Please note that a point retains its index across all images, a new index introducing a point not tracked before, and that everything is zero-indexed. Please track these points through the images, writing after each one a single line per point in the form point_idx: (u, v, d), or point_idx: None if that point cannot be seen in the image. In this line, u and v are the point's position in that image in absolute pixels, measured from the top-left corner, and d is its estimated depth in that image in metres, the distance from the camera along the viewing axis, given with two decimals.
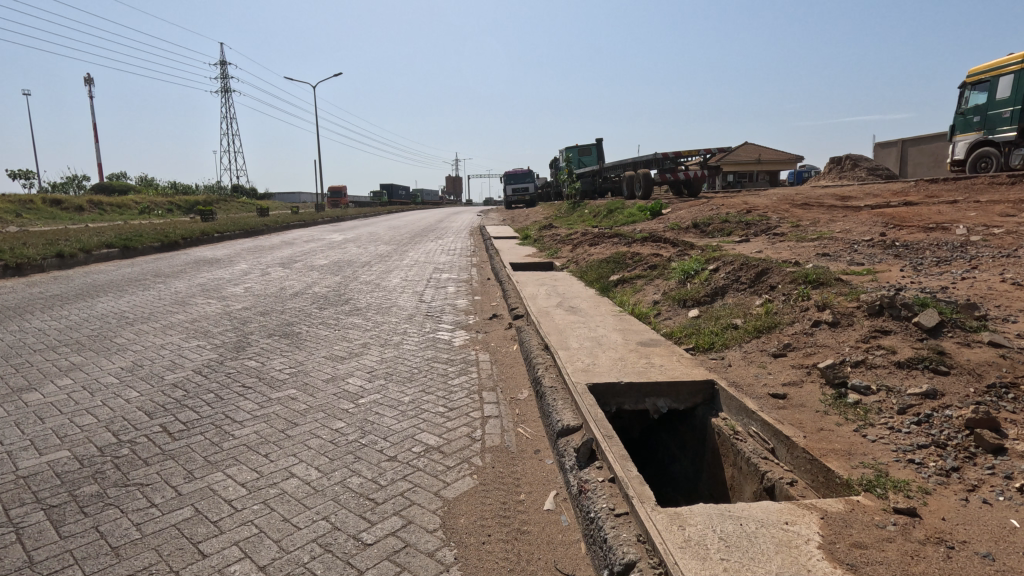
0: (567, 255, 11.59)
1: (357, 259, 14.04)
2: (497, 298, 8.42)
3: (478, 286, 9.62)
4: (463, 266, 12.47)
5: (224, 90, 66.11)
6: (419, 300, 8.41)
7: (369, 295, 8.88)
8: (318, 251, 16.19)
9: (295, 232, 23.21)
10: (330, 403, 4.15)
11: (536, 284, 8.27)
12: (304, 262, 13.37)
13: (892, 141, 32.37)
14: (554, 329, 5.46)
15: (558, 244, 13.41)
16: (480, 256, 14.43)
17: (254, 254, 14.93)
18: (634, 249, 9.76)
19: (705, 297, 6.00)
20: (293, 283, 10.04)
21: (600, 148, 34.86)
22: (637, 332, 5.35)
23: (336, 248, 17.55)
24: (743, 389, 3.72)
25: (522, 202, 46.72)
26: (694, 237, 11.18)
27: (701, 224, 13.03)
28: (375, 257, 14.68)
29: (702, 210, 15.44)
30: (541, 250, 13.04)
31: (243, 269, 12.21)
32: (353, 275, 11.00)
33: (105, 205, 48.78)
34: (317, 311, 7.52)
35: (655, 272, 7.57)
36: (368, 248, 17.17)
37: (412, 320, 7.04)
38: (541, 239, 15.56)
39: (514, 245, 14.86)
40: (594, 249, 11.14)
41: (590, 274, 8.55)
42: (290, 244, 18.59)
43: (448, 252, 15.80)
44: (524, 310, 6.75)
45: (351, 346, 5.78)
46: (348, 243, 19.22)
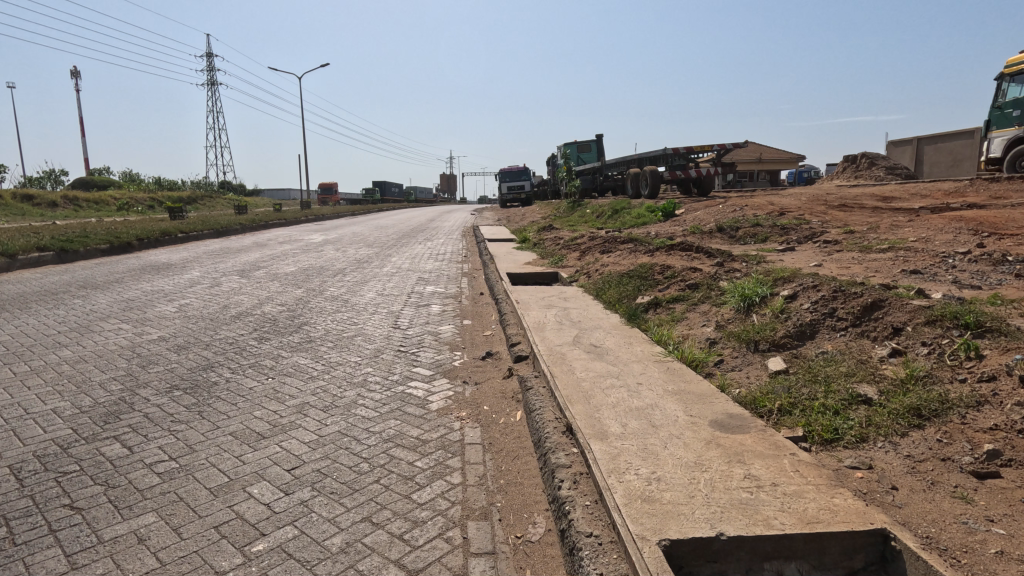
0: (575, 265, 9.82)
1: (330, 266, 12.23)
2: (492, 322, 6.64)
3: (469, 304, 7.84)
4: (452, 276, 10.68)
5: (211, 84, 64.40)
6: (393, 326, 6.62)
7: (330, 317, 7.07)
8: (289, 256, 14.37)
9: (271, 232, 21.31)
10: (196, 558, 2.35)
11: (542, 307, 6.50)
12: (267, 269, 11.54)
13: (908, 140, 30.78)
14: (576, 390, 3.70)
15: (563, 249, 11.62)
16: (472, 263, 12.61)
17: (213, 260, 13.12)
18: (660, 259, 7.99)
19: (787, 338, 4.24)
20: (243, 299, 8.21)
21: (601, 145, 33.03)
22: (703, 398, 3.59)
23: (311, 251, 15.66)
24: (962, 560, 1.97)
25: (518, 201, 45.01)
26: (724, 245, 9.47)
27: (729, 229, 11.27)
28: (352, 263, 12.82)
29: (724, 211, 13.68)
30: (543, 258, 11.27)
31: (190, 278, 10.34)
32: (319, 288, 9.18)
33: (81, 200, 46.74)
34: (253, 344, 5.69)
35: (698, 294, 5.81)
36: (346, 252, 15.36)
37: (378, 360, 5.24)
38: (542, 242, 13.81)
39: (512, 251, 13.05)
40: (607, 257, 9.38)
41: (609, 292, 6.80)
42: (260, 247, 16.71)
43: (436, 257, 13.98)
44: (529, 349, 4.99)
45: (279, 413, 3.91)
46: (327, 245, 17.43)
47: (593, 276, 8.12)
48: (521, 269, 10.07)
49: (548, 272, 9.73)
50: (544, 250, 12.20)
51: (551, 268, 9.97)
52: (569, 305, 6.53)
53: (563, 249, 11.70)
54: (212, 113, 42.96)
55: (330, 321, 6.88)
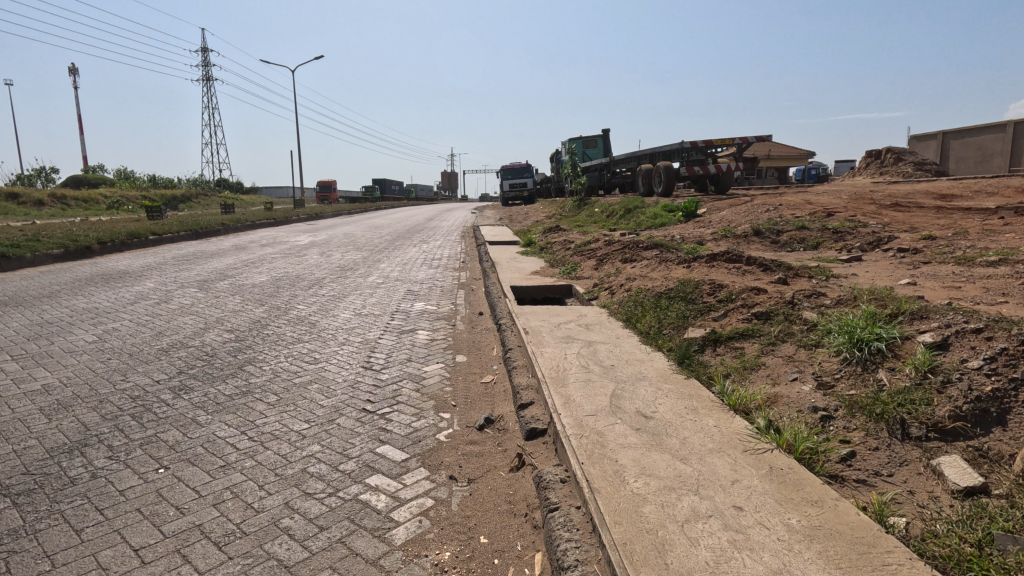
0: (593, 276, 8.29)
1: (308, 275, 10.69)
2: (493, 359, 5.11)
3: (465, 330, 6.30)
4: (447, 288, 9.15)
5: (206, 80, 63.20)
6: (365, 365, 5.08)
7: (286, 351, 5.52)
8: (265, 261, 12.86)
9: (255, 234, 19.78)
10: None
11: (559, 341, 4.97)
12: (233, 279, 10.02)
13: (931, 133, 29.15)
14: (640, 533, 2.17)
15: (576, 255, 10.06)
16: (470, 271, 11.06)
17: (177, 267, 11.64)
18: (702, 272, 6.45)
19: (959, 419, 2.71)
20: (187, 322, 6.69)
21: (608, 141, 31.42)
22: (864, 548, 2.06)
23: (293, 256, 14.12)
24: None
25: (520, 199, 43.54)
26: (771, 252, 7.93)
27: (769, 233, 9.71)
28: (334, 271, 11.27)
29: (757, 212, 12.10)
30: (552, 266, 9.73)
31: (139, 292, 8.82)
32: (286, 306, 7.65)
33: (68, 198, 45.32)
34: (164, 400, 4.12)
35: (774, 330, 4.28)
36: (331, 256, 13.84)
37: (332, 430, 3.68)
38: (549, 246, 12.28)
39: (516, 257, 11.50)
40: (632, 267, 7.83)
41: (645, 321, 5.26)
42: (238, 250, 15.18)
43: (431, 264, 12.42)
44: (548, 417, 3.46)
45: (138, 559, 2.35)
46: (311, 248, 15.92)
47: (619, 294, 6.58)
48: (528, 281, 8.54)
49: (561, 285, 8.19)
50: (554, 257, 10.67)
51: (563, 281, 8.43)
52: (595, 339, 4.99)
53: (576, 254, 10.15)
54: (207, 109, 42.16)
55: (284, 357, 5.31)
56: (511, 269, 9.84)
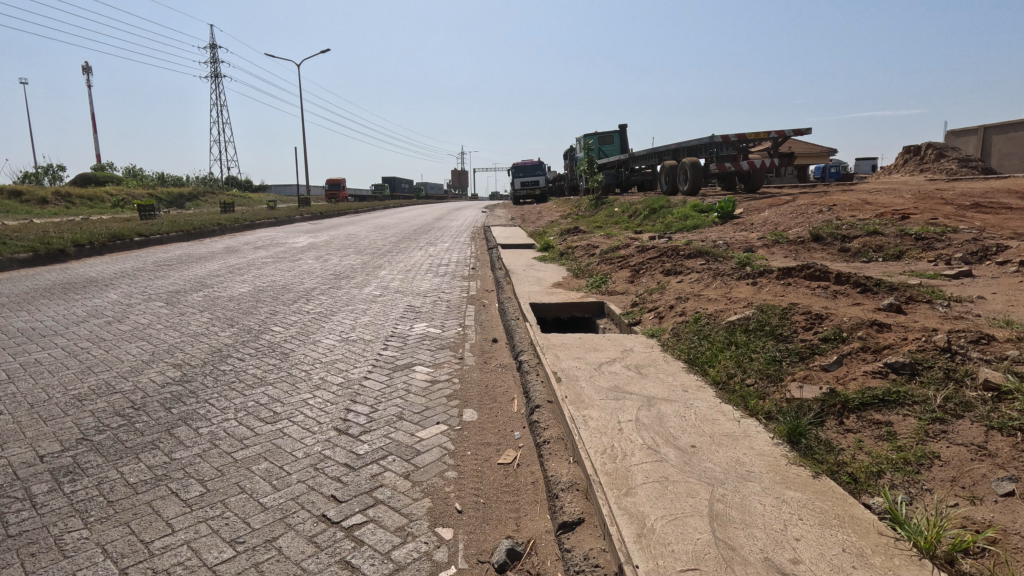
0: (629, 292, 6.91)
1: (297, 284, 9.40)
2: (515, 418, 3.74)
3: (474, 366, 4.94)
4: (454, 303, 7.81)
5: (215, 77, 62.57)
6: (339, 427, 3.72)
7: (239, 399, 4.17)
8: (255, 267, 11.61)
9: (252, 235, 18.58)
10: None
11: (607, 397, 3.59)
12: (210, 290, 8.76)
13: (971, 128, 27.39)
14: None
15: (604, 264, 8.67)
16: (481, 281, 9.70)
17: (155, 274, 10.41)
18: (779, 293, 5.05)
19: None
20: (131, 351, 5.39)
21: (625, 137, 29.86)
22: None
23: (286, 260, 12.87)
24: None
25: (532, 197, 42.23)
26: (847, 265, 6.52)
27: (833, 240, 8.24)
28: (327, 279, 9.96)
29: (809, 214, 10.59)
30: (576, 277, 8.36)
31: (96, 306, 7.57)
32: (261, 328, 6.35)
33: (73, 197, 44.56)
34: (32, 497, 2.79)
35: (938, 396, 2.89)
36: (328, 261, 12.56)
37: (264, 569, 2.31)
38: (571, 252, 10.91)
39: (533, 264, 10.10)
40: (679, 283, 6.45)
41: (722, 367, 3.88)
42: (229, 254, 13.96)
43: (437, 271, 11.06)
44: (615, 566, 2.10)
45: None
46: (309, 251, 14.67)
47: (672, 322, 5.19)
48: (550, 297, 7.16)
49: (590, 302, 6.81)
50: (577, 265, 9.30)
51: (592, 297, 7.06)
52: (655, 394, 3.62)
53: (604, 263, 8.76)
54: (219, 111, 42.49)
55: (234, 410, 3.96)
56: (528, 280, 8.47)
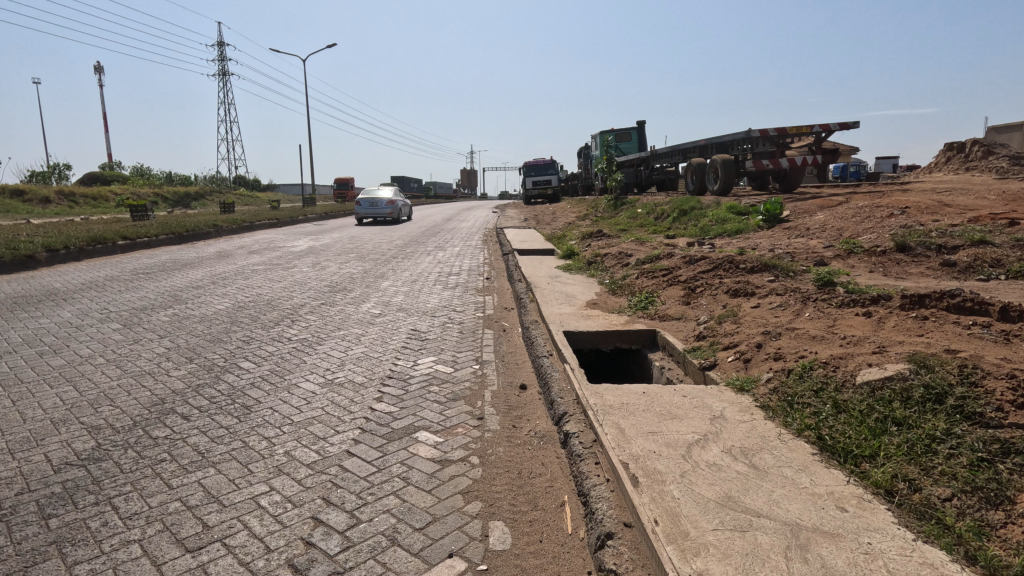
0: (686, 318, 5.54)
1: (285, 299, 8.10)
2: (573, 551, 2.40)
3: (500, 431, 3.60)
4: (467, 326, 6.49)
5: (222, 75, 61.74)
6: (297, 562, 2.37)
7: (160, 498, 2.82)
8: (244, 276, 10.34)
9: (249, 238, 17.37)
10: None
11: (725, 524, 2.24)
12: (182, 307, 7.46)
13: (1016, 124, 25.61)
14: None
15: (644, 278, 7.31)
16: (497, 296, 8.37)
17: (126, 285, 9.14)
18: (918, 335, 3.68)
19: None
20: (44, 403, 4.08)
21: (644, 134, 28.42)
22: None
23: (280, 267, 11.59)
24: None
25: (544, 197, 40.83)
26: (970, 287, 5.12)
27: (925, 251, 6.81)
28: (321, 293, 8.66)
29: (877, 217, 9.14)
30: (612, 294, 7.01)
31: (38, 329, 6.30)
32: (226, 364, 5.04)
33: (77, 197, 43.67)
34: None
35: None
36: (326, 269, 11.27)
37: None
38: (600, 261, 9.54)
39: (558, 276, 8.74)
40: (754, 309, 5.08)
41: (892, 466, 2.51)
42: (219, 260, 12.75)
43: (446, 282, 9.74)
44: None
45: None
46: (307, 256, 13.39)
47: (767, 373, 3.82)
48: (586, 322, 5.80)
49: (639, 329, 5.44)
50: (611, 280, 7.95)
51: (640, 323, 5.69)
52: (800, 520, 2.26)
53: (645, 276, 7.40)
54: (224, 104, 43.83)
55: (142, 525, 2.60)
56: (556, 296, 7.12)
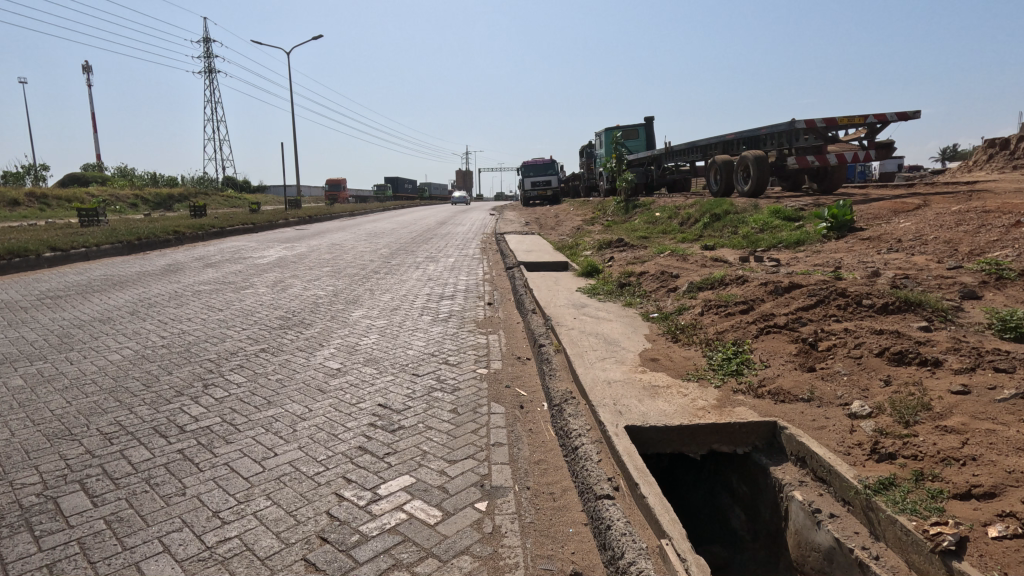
0: (824, 404, 3.40)
1: (214, 343, 5.89)
2: None
3: None
4: (463, 397, 4.32)
5: (207, 71, 59.59)
6: None
7: None
8: (178, 302, 8.12)
9: (212, 247, 15.04)
10: None
11: None
12: (55, 360, 5.22)
13: None
14: None
15: (719, 319, 5.17)
16: (505, 335, 6.20)
17: (12, 318, 6.93)
18: None
19: None
20: None
21: (652, 130, 26.34)
22: None
23: (231, 287, 9.39)
24: None
25: (544, 199, 38.73)
26: None
27: None
28: (268, 330, 6.47)
29: (997, 227, 7.03)
30: (674, 344, 4.86)
31: None
32: (34, 503, 2.84)
33: (49, 198, 41.27)
34: None
35: None
36: (288, 290, 9.08)
37: None
38: (636, 283, 7.40)
39: (585, 306, 6.59)
40: (963, 402, 2.96)
41: None
42: (161, 278, 10.51)
43: (437, 310, 7.58)
44: None
45: None
46: (271, 271, 11.22)
47: None
48: (655, 402, 3.64)
49: (748, 424, 3.32)
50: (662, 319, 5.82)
51: (745, 406, 3.54)
52: None
53: (716, 317, 5.26)
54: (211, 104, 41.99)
55: None
56: (592, 345, 4.97)
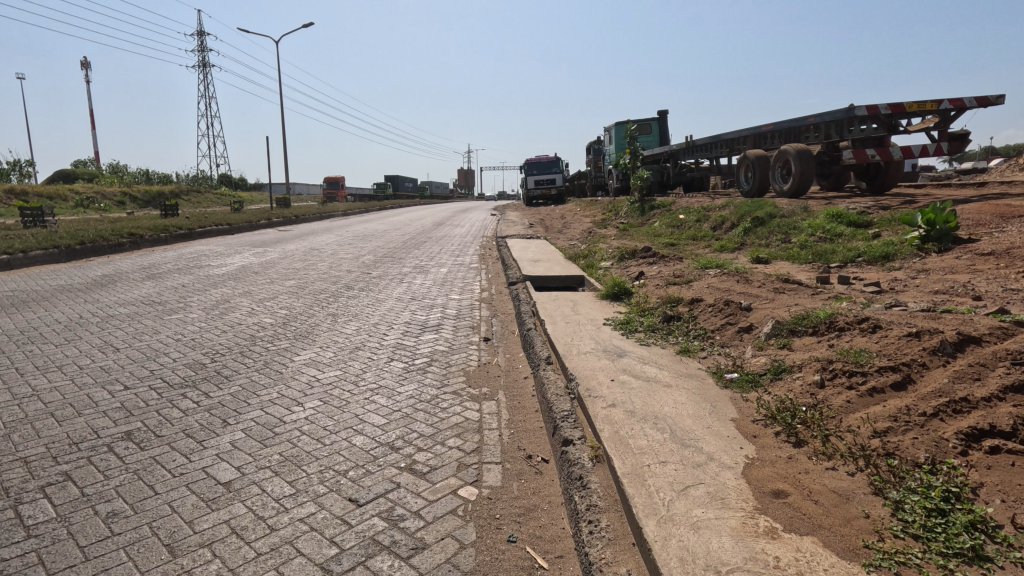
0: None
1: (59, 418, 3.85)
2: None
3: None
4: None
5: (200, 65, 57.82)
6: None
7: None
8: (68, 334, 6.07)
9: (167, 254, 12.98)
10: None
11: None
12: None
13: None
14: None
15: (863, 403, 3.12)
16: (506, 404, 4.15)
17: None
18: None
19: None
20: None
21: (666, 125, 24.32)
22: None
23: (157, 310, 7.35)
24: None
25: (547, 198, 36.73)
26: None
27: None
28: (158, 388, 4.42)
29: None
30: (801, 453, 2.80)
31: None
32: None
33: (30, 194, 39.35)
34: None
35: None
36: (228, 316, 7.05)
37: None
38: (688, 317, 5.35)
39: (622, 356, 4.55)
40: None
41: None
42: (81, 294, 8.49)
43: (413, 350, 5.55)
44: None
45: None
46: (221, 286, 9.20)
47: None
48: None
49: None
50: (751, 388, 3.77)
51: None
52: None
53: (856, 396, 3.19)
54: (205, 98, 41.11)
55: None
56: (655, 450, 2.93)
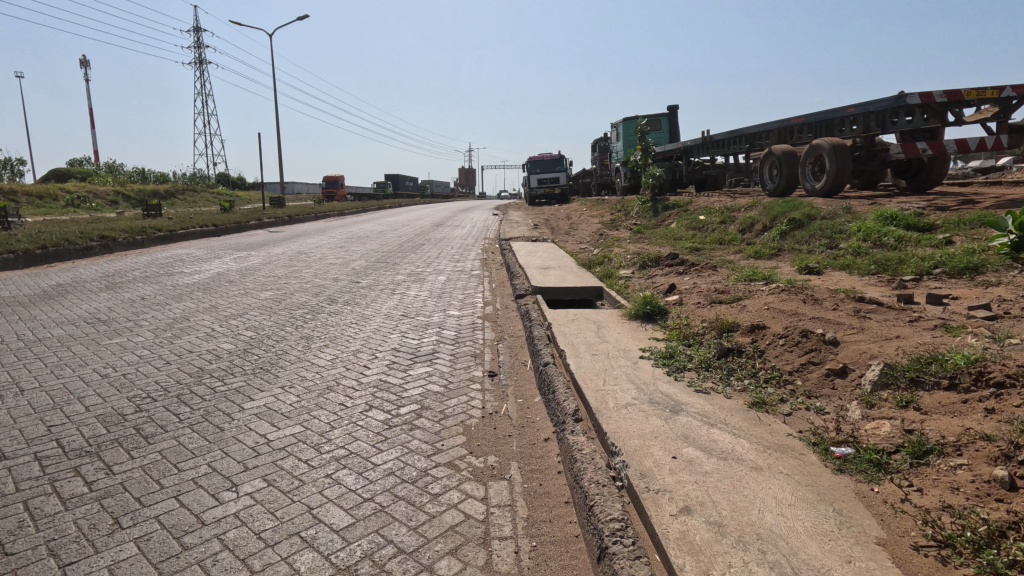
0: None
1: None
2: None
3: None
4: None
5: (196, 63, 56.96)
6: None
7: None
8: None
9: (138, 259, 11.79)
10: None
11: None
12: None
13: None
14: None
15: None
16: (522, 487, 2.96)
17: None
18: None
19: None
20: None
21: (676, 120, 23.11)
22: None
23: (97, 331, 6.15)
24: None
25: (551, 198, 35.54)
26: None
27: None
28: (44, 459, 3.22)
29: None
30: None
31: None
32: None
33: (19, 194, 38.21)
34: None
35: None
36: (179, 339, 5.85)
37: None
38: (752, 352, 4.14)
39: (677, 413, 3.36)
40: None
41: None
42: (19, 309, 7.30)
43: (398, 391, 4.36)
44: None
45: None
46: (186, 299, 8.01)
47: None
48: None
49: None
50: (885, 477, 2.56)
51: None
52: None
53: None
54: (201, 96, 40.29)
55: None
56: None
